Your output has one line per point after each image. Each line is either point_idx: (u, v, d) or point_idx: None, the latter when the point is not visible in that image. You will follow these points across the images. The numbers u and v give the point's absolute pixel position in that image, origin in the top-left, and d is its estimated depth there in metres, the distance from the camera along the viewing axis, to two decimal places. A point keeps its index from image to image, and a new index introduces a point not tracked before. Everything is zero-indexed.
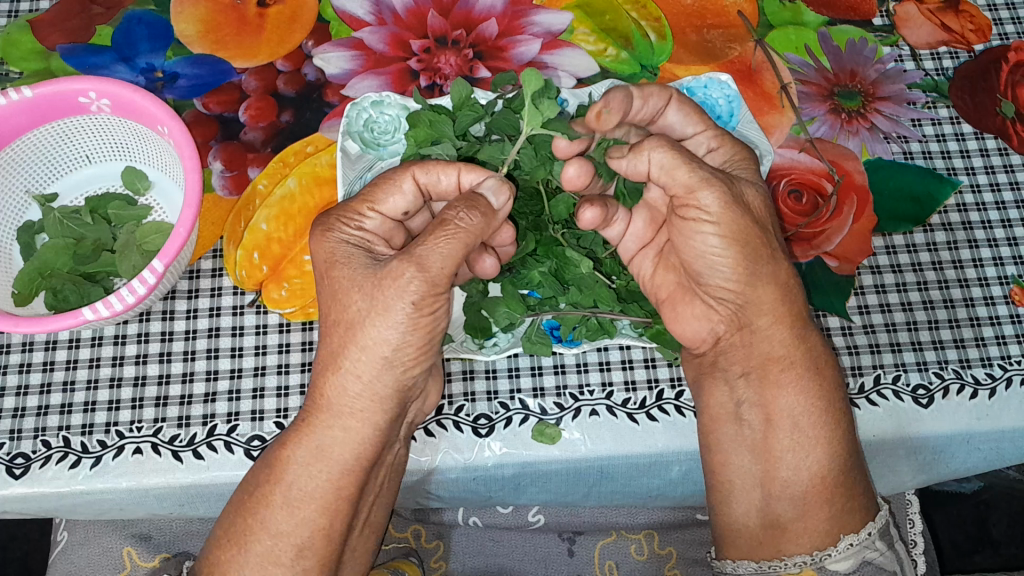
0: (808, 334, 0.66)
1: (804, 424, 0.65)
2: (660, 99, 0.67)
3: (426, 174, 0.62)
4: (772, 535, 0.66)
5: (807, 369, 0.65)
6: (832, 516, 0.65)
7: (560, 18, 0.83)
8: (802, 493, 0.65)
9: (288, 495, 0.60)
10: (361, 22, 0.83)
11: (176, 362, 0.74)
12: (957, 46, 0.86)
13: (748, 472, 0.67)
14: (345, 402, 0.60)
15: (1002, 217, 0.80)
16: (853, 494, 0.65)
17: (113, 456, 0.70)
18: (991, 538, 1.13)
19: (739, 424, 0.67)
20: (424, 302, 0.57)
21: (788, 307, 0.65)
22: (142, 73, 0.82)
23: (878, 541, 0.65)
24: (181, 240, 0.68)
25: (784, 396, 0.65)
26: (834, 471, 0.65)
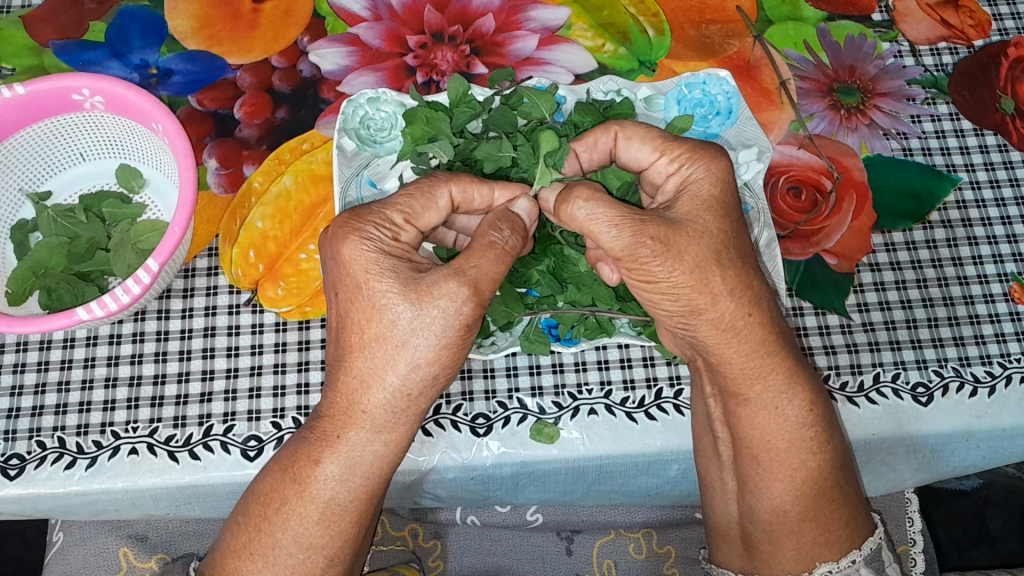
0: (763, 374, 0.61)
1: (763, 459, 0.63)
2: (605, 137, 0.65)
3: (463, 190, 0.61)
4: (748, 551, 0.67)
5: (760, 406, 0.62)
6: (802, 546, 0.65)
7: (557, 13, 0.83)
8: (768, 522, 0.65)
9: (323, 510, 0.59)
10: (357, 17, 0.82)
11: (172, 362, 0.74)
12: (956, 42, 0.85)
13: (726, 486, 0.67)
14: (383, 417, 0.58)
15: (1002, 214, 0.80)
16: (830, 527, 0.64)
17: (109, 457, 0.70)
18: (989, 534, 1.13)
19: (713, 439, 0.67)
20: (473, 324, 0.57)
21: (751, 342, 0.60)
22: (136, 69, 0.81)
23: (863, 569, 0.65)
24: (176, 239, 0.68)
25: (741, 426, 0.63)
26: (798, 506, 0.63)
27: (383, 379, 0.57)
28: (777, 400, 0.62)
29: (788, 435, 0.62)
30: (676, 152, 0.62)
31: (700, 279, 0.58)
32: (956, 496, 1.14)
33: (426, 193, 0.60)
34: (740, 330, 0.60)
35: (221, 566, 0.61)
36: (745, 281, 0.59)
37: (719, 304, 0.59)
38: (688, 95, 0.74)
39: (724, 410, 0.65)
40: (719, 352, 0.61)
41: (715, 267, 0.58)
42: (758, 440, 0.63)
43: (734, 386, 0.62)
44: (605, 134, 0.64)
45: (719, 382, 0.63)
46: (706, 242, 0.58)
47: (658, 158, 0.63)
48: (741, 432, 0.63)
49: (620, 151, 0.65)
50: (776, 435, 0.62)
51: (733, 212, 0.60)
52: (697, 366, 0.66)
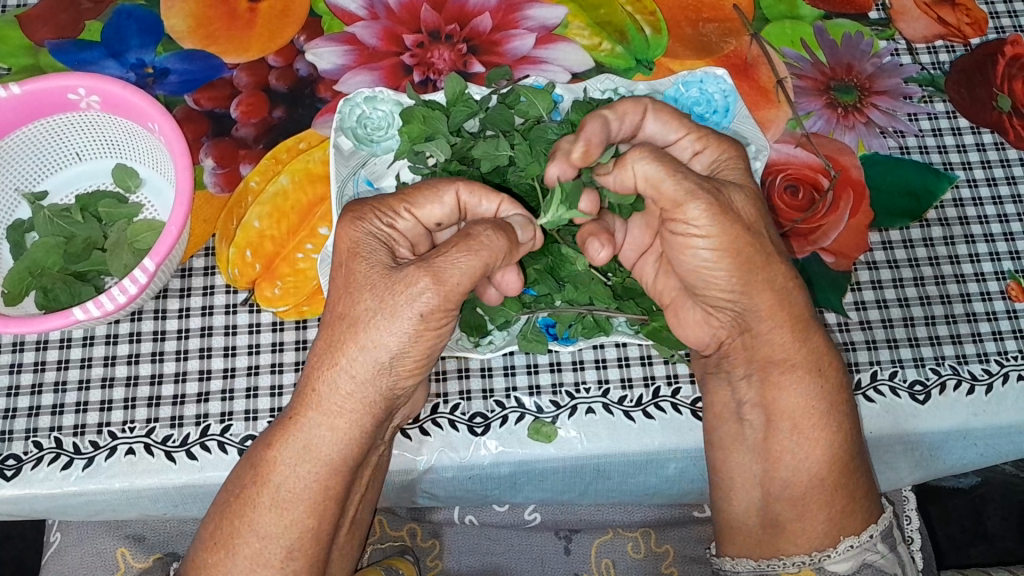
0: (808, 337, 0.65)
1: (804, 425, 0.65)
2: (636, 113, 0.65)
3: (469, 194, 0.62)
4: (771, 533, 0.67)
5: (809, 372, 0.65)
6: (832, 518, 0.65)
7: (554, 12, 0.83)
8: (801, 494, 0.65)
9: (276, 496, 0.59)
10: (353, 16, 0.82)
11: (169, 362, 0.73)
12: (953, 40, 0.85)
13: (749, 471, 0.67)
14: (335, 401, 0.58)
15: (999, 211, 0.80)
16: (856, 499, 0.65)
17: (106, 457, 0.69)
18: (986, 531, 1.14)
19: (739, 424, 0.67)
20: (432, 314, 0.56)
21: (788, 313, 0.64)
22: (132, 69, 0.81)
23: (880, 544, 0.65)
24: (173, 239, 0.68)
25: (784, 395, 0.65)
26: (834, 472, 0.65)
27: (378, 382, 0.57)
28: (822, 372, 0.65)
29: (828, 399, 0.65)
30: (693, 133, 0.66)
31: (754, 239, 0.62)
32: (953, 493, 1.15)
33: (433, 187, 0.62)
34: (790, 293, 0.64)
35: (194, 559, 0.61)
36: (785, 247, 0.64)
37: (772, 266, 0.63)
38: (685, 94, 0.74)
39: (759, 388, 0.66)
40: (769, 319, 0.64)
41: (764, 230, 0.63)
42: (797, 406, 0.65)
43: (777, 352, 0.65)
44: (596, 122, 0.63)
45: (753, 357, 0.66)
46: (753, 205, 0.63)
47: (681, 136, 0.67)
48: (780, 403, 0.65)
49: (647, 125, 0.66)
50: (816, 401, 0.64)
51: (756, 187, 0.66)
52: (730, 348, 0.67)
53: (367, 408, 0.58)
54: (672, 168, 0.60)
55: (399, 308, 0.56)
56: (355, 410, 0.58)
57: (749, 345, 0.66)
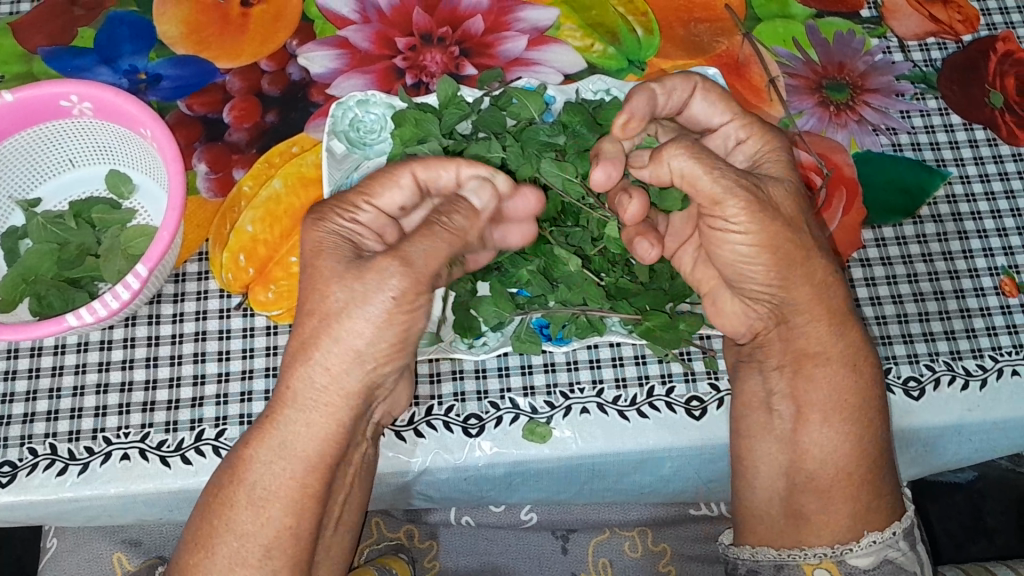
0: (849, 328, 0.63)
1: (825, 425, 0.63)
2: (683, 91, 0.66)
3: (426, 170, 0.61)
4: (793, 525, 0.65)
5: (846, 363, 0.63)
6: (855, 513, 0.63)
7: (546, 14, 0.83)
8: (825, 486, 0.64)
9: (251, 495, 0.59)
10: (346, 20, 0.82)
11: (163, 366, 0.73)
12: (945, 37, 0.86)
13: (775, 461, 0.66)
14: (311, 395, 0.57)
15: (992, 207, 0.80)
16: (880, 493, 0.64)
17: (101, 463, 0.69)
18: (986, 527, 1.13)
19: (768, 412, 0.66)
20: (404, 298, 0.55)
21: (825, 306, 0.62)
22: (125, 75, 0.81)
23: (902, 541, 0.64)
24: (166, 244, 0.68)
25: (814, 390, 0.64)
26: (861, 468, 0.63)
27: (343, 380, 0.57)
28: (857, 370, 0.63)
29: (856, 404, 0.63)
30: (746, 121, 0.65)
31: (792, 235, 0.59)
32: (953, 488, 1.15)
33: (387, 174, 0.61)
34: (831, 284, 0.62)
35: (177, 561, 0.62)
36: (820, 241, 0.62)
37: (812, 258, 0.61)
38: None
39: (790, 379, 0.65)
40: (807, 312, 0.62)
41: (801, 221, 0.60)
42: (832, 400, 0.63)
43: (816, 346, 0.63)
44: (686, 85, 0.66)
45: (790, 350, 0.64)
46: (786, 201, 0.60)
47: (728, 118, 0.66)
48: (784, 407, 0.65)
49: (693, 105, 0.67)
50: (850, 394, 0.63)
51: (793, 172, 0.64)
52: (766, 338, 0.66)
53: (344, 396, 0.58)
54: (712, 164, 0.57)
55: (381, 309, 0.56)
56: (332, 405, 0.58)
57: (785, 335, 0.64)
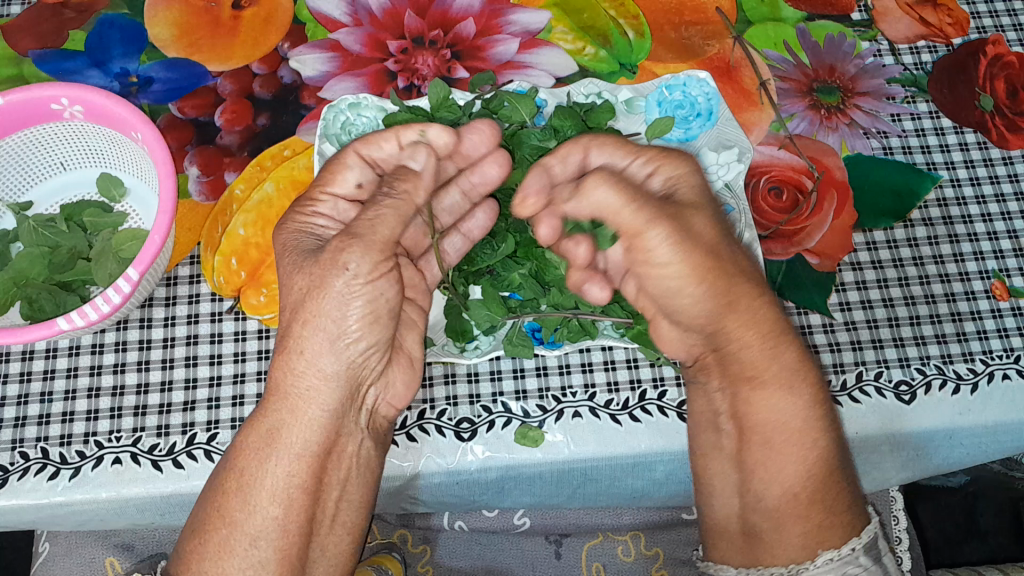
0: (778, 351, 0.64)
1: (775, 441, 0.63)
2: (577, 152, 0.64)
3: (366, 146, 0.65)
4: (751, 544, 0.65)
5: (779, 385, 0.64)
6: (808, 531, 0.62)
7: (538, 17, 0.83)
8: (774, 506, 0.63)
9: (241, 480, 0.61)
10: (338, 23, 0.82)
11: (154, 370, 0.73)
12: (935, 40, 0.86)
13: (728, 480, 0.66)
14: (293, 383, 0.61)
15: (983, 211, 0.80)
16: (835, 509, 0.62)
17: (92, 467, 0.69)
18: (978, 528, 1.14)
19: (716, 432, 0.67)
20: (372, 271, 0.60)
21: (756, 328, 0.64)
22: (116, 77, 0.81)
23: (863, 557, 0.62)
24: (157, 247, 0.68)
25: (755, 412, 0.64)
26: (810, 486, 0.62)
27: (316, 364, 0.61)
28: (789, 393, 0.63)
29: (800, 421, 0.63)
30: (648, 154, 0.64)
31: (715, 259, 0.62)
32: (947, 491, 1.15)
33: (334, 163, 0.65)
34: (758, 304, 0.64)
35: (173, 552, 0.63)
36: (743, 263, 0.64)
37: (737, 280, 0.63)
38: (669, 97, 0.75)
39: (732, 401, 0.66)
40: (738, 336, 0.64)
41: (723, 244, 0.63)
42: (769, 420, 0.64)
43: (748, 369, 0.64)
44: (576, 146, 0.64)
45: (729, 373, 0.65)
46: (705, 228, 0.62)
47: (632, 160, 0.64)
48: (752, 418, 0.64)
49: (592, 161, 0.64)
50: (789, 415, 0.63)
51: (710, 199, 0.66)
52: (704, 362, 0.67)
53: (327, 381, 0.61)
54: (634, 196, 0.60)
55: (348, 302, 0.60)
56: (313, 391, 0.61)
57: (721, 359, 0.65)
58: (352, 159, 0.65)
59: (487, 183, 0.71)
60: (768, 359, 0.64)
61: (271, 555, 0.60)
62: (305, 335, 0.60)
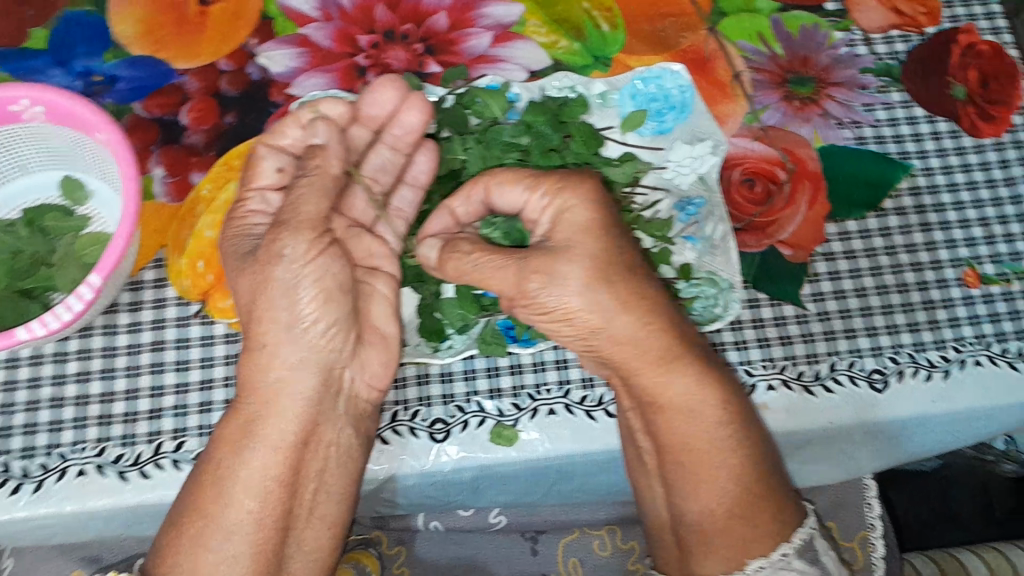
0: (674, 375, 0.60)
1: (683, 459, 0.60)
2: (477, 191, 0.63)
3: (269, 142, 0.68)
4: (683, 557, 0.63)
5: (677, 407, 0.60)
6: (733, 544, 0.60)
7: (510, 10, 0.82)
8: (695, 523, 0.61)
9: (217, 473, 0.60)
10: (307, 18, 0.81)
11: (119, 379, 0.72)
12: (909, 29, 0.86)
13: (656, 495, 0.65)
14: (257, 381, 0.61)
15: (955, 199, 0.80)
16: (758, 521, 0.60)
17: (55, 481, 0.67)
18: (952, 513, 1.15)
19: (637, 449, 0.65)
20: (310, 246, 0.59)
21: (653, 350, 0.59)
22: (80, 77, 0.79)
23: (796, 561, 0.59)
24: (119, 252, 0.67)
25: (661, 432, 0.61)
26: (725, 502, 0.60)
27: (279, 356, 0.60)
28: (694, 415, 0.60)
29: (706, 437, 0.60)
30: (545, 184, 0.59)
31: (597, 297, 0.57)
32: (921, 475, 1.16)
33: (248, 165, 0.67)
34: (655, 330, 0.59)
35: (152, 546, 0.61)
36: (639, 289, 0.58)
37: (620, 314, 0.57)
38: (643, 90, 0.74)
39: (642, 419, 0.63)
40: (640, 361, 0.59)
41: (614, 276, 0.57)
42: (676, 441, 0.60)
43: (651, 392, 0.60)
44: (476, 188, 0.63)
45: (636, 395, 0.62)
46: (583, 265, 0.56)
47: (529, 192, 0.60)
48: (663, 438, 0.61)
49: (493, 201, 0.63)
50: (694, 433, 0.60)
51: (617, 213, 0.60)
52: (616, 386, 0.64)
53: (291, 370, 0.61)
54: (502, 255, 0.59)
55: (295, 286, 0.59)
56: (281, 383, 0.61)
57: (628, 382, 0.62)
58: (262, 151, 0.67)
59: (412, 132, 0.72)
60: (668, 384, 0.60)
61: (246, 550, 0.60)
62: (263, 330, 0.60)
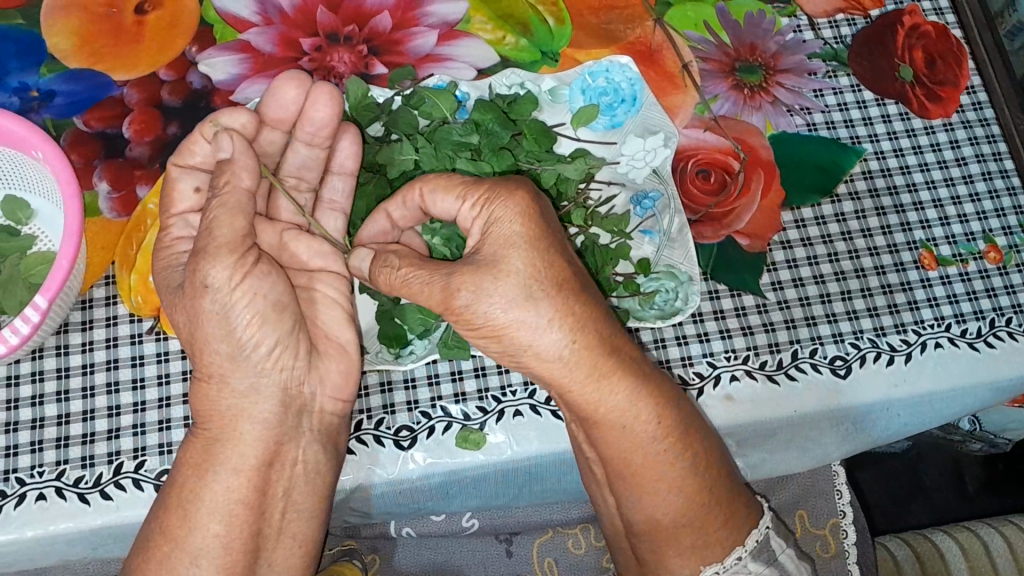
0: (609, 393, 0.58)
1: (629, 476, 0.61)
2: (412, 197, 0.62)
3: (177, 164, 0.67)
4: (639, 561, 0.66)
5: (616, 424, 0.60)
6: (686, 551, 0.63)
7: (455, 7, 0.81)
8: (647, 533, 0.63)
9: (182, 497, 0.60)
10: (247, 23, 0.79)
11: (74, 400, 0.70)
12: (853, 13, 0.86)
13: (608, 503, 0.66)
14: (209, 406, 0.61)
15: (908, 181, 0.81)
16: (710, 529, 0.63)
17: (15, 505, 0.65)
18: (923, 487, 1.21)
19: (585, 461, 0.65)
20: (236, 272, 0.58)
21: (589, 365, 0.57)
22: (15, 93, 0.76)
23: (750, 563, 0.64)
24: (64, 273, 0.65)
25: (605, 449, 0.61)
26: (675, 513, 0.62)
27: (229, 383, 0.61)
28: (633, 432, 0.60)
29: (649, 454, 0.60)
30: (476, 194, 0.58)
31: (524, 316, 0.55)
32: (888, 456, 1.22)
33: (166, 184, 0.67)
34: (587, 348, 0.57)
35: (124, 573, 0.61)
36: (567, 308, 0.56)
37: (550, 335, 0.56)
38: (592, 84, 0.74)
39: (586, 434, 0.62)
40: (575, 379, 0.58)
41: (541, 293, 0.55)
42: (619, 457, 0.61)
43: (589, 412, 0.59)
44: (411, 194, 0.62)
45: (575, 412, 0.61)
46: (514, 281, 0.55)
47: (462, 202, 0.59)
48: (608, 454, 0.61)
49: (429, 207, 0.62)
50: (637, 451, 0.60)
51: (550, 224, 0.58)
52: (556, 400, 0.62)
53: (246, 397, 0.61)
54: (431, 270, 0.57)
55: (228, 311, 0.59)
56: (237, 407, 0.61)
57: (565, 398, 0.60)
58: (175, 174, 0.66)
59: (324, 127, 0.69)
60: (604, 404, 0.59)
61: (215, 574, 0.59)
62: (210, 360, 0.60)
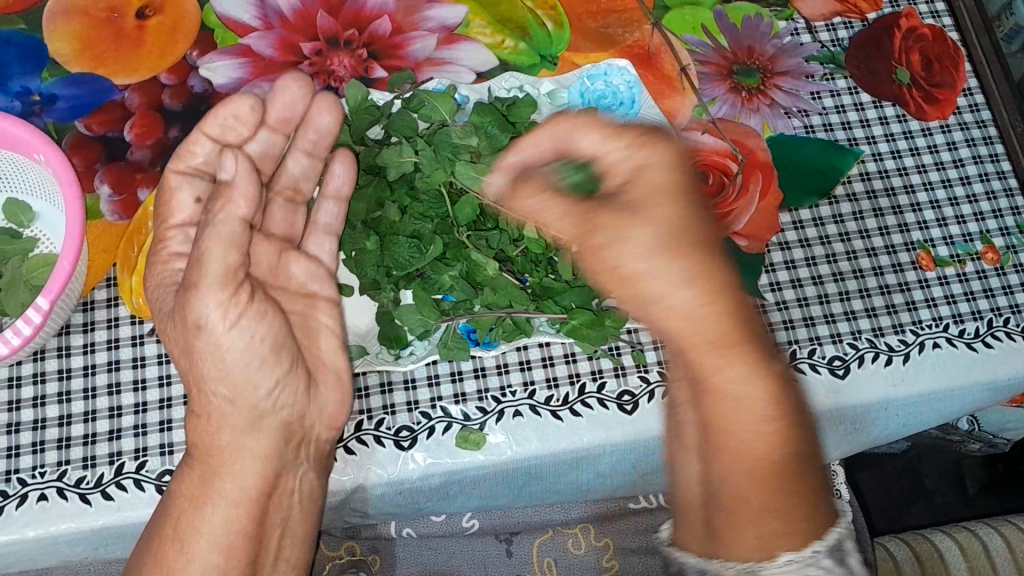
0: (739, 352, 0.59)
1: (726, 430, 0.59)
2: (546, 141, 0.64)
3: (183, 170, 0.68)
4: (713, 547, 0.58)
5: (729, 382, 0.59)
6: (763, 533, 0.57)
7: (454, 12, 0.81)
8: (730, 499, 0.58)
9: (183, 510, 0.60)
10: (248, 28, 0.80)
11: (76, 401, 0.70)
12: (850, 16, 0.87)
13: (690, 467, 0.62)
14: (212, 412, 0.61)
15: (905, 182, 0.82)
16: (792, 516, 0.57)
17: (16, 506, 0.66)
18: (924, 489, 1.21)
19: (679, 420, 0.63)
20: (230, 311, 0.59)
21: (722, 323, 0.59)
22: (17, 97, 0.77)
23: (826, 559, 0.56)
24: (66, 274, 0.65)
25: (708, 398, 0.59)
26: (765, 482, 0.57)
27: (227, 423, 0.61)
28: (744, 402, 0.58)
29: (755, 416, 0.58)
30: (630, 135, 0.62)
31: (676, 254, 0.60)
32: (887, 458, 1.22)
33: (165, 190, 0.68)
34: (721, 300, 0.60)
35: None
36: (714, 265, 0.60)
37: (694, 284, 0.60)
38: (591, 87, 0.75)
39: (691, 386, 0.61)
40: (692, 330, 0.59)
41: (675, 242, 0.60)
42: (725, 407, 0.58)
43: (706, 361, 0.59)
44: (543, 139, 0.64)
45: (687, 364, 0.60)
46: (655, 227, 0.60)
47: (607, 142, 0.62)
48: (710, 403, 0.59)
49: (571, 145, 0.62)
50: (744, 407, 0.58)
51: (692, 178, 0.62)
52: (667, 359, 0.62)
53: (243, 431, 0.62)
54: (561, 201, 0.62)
55: (223, 354, 0.60)
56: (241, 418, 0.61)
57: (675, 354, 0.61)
58: (175, 181, 0.67)
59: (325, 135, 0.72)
60: (736, 359, 0.59)
61: None
62: (206, 400, 0.61)
